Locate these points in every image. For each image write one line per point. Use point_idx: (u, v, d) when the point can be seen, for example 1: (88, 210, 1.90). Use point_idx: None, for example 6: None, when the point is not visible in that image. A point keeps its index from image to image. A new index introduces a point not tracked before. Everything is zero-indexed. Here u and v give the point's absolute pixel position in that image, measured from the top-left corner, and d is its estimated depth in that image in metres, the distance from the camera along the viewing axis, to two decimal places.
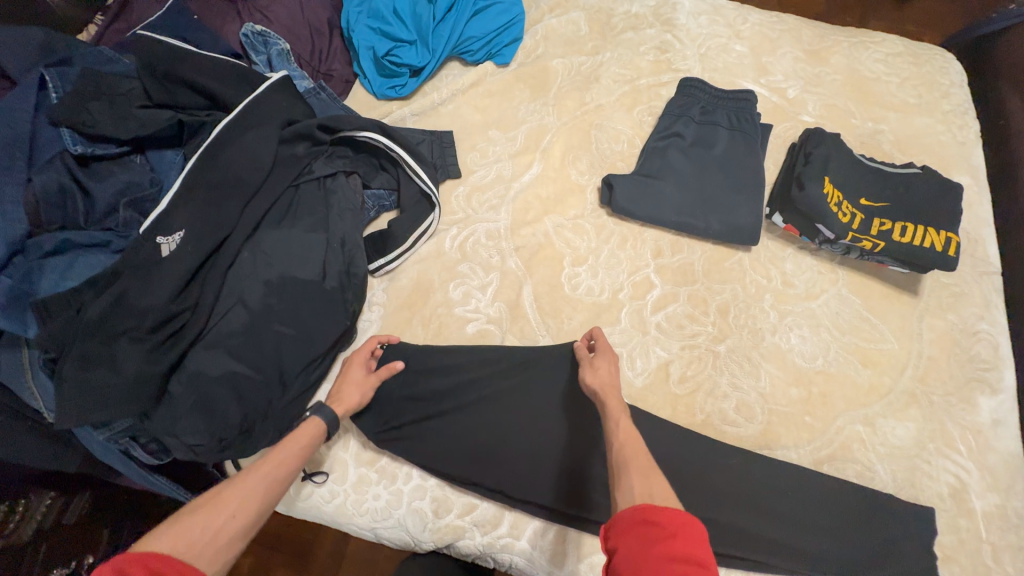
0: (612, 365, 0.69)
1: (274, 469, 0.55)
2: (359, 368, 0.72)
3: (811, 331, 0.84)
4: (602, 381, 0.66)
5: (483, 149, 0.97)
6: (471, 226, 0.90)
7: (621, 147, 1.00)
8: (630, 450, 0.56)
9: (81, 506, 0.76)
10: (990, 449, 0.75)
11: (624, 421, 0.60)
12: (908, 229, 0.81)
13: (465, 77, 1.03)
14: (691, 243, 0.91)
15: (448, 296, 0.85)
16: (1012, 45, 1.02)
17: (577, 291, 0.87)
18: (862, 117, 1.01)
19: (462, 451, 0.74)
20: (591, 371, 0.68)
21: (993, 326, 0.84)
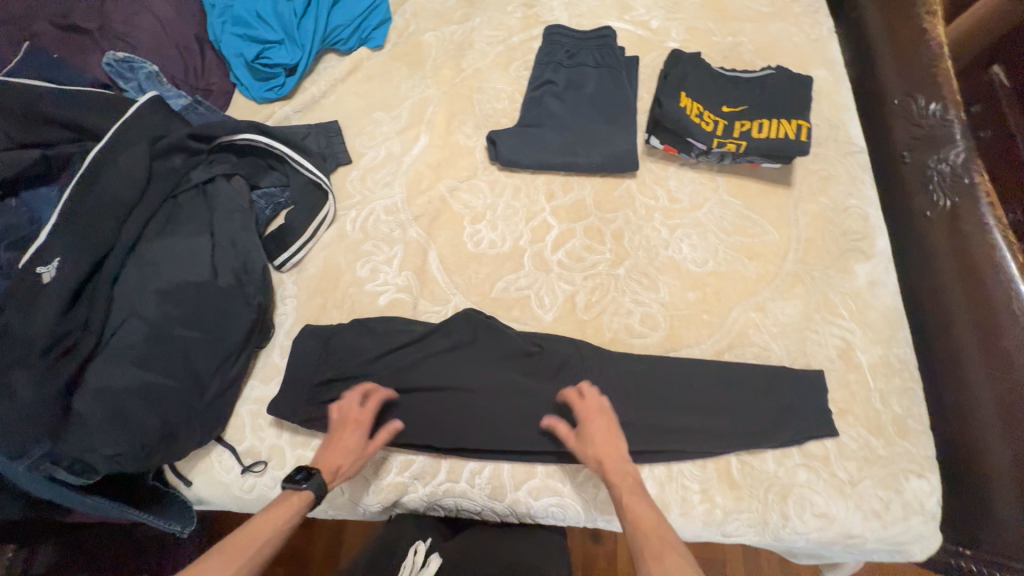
0: (608, 428, 0.71)
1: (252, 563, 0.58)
2: (357, 432, 0.72)
3: (700, 238, 0.89)
4: (602, 450, 0.69)
5: (370, 132, 1.00)
6: (369, 206, 0.93)
7: (503, 104, 1.03)
8: (653, 526, 0.61)
9: None
10: (869, 308, 0.82)
11: (643, 505, 0.64)
12: (765, 125, 0.87)
13: (342, 66, 1.06)
14: (581, 180, 0.95)
15: (356, 275, 0.88)
16: None
17: (480, 246, 0.91)
18: (722, 33, 1.06)
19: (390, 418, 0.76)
20: (590, 441, 0.70)
21: (862, 199, 0.91)
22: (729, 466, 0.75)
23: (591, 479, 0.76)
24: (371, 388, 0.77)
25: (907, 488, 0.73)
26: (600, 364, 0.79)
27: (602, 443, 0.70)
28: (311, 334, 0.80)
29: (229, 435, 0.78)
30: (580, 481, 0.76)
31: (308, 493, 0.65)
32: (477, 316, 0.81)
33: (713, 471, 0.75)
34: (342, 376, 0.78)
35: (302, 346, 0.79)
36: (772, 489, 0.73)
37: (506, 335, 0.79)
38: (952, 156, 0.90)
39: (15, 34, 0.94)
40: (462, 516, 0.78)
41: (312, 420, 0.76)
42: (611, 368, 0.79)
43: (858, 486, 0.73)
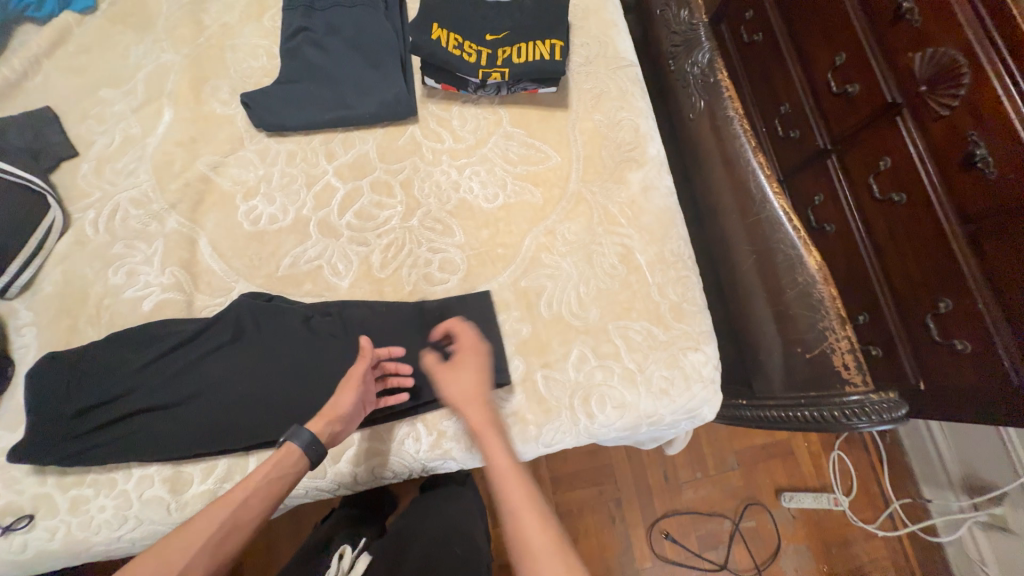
0: (460, 376, 0.70)
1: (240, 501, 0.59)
2: (357, 394, 0.68)
3: (488, 173, 0.89)
4: (460, 391, 0.69)
5: (98, 114, 0.84)
6: (112, 201, 0.80)
7: (261, 61, 0.92)
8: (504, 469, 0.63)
9: None
10: (643, 212, 0.89)
11: (500, 456, 0.64)
12: (524, 49, 0.86)
13: (40, 37, 0.86)
14: (361, 135, 0.89)
15: (109, 283, 0.76)
16: None
17: (258, 223, 0.83)
18: None
19: (179, 429, 0.70)
20: (451, 380, 0.70)
21: (633, 111, 0.96)
22: (536, 384, 0.79)
23: (409, 432, 0.76)
24: (142, 403, 0.70)
25: (686, 362, 0.83)
26: (401, 323, 0.78)
27: (466, 394, 0.69)
28: (52, 363, 0.70)
29: None
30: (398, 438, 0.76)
31: (293, 447, 0.64)
32: (256, 298, 0.77)
33: (522, 393, 0.79)
34: (107, 398, 0.69)
35: (46, 377, 0.69)
36: (576, 394, 0.80)
37: (291, 311, 0.77)
38: (700, 58, 0.97)
39: None
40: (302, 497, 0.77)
41: (75, 453, 0.68)
42: (409, 318, 0.79)
43: (646, 372, 0.81)
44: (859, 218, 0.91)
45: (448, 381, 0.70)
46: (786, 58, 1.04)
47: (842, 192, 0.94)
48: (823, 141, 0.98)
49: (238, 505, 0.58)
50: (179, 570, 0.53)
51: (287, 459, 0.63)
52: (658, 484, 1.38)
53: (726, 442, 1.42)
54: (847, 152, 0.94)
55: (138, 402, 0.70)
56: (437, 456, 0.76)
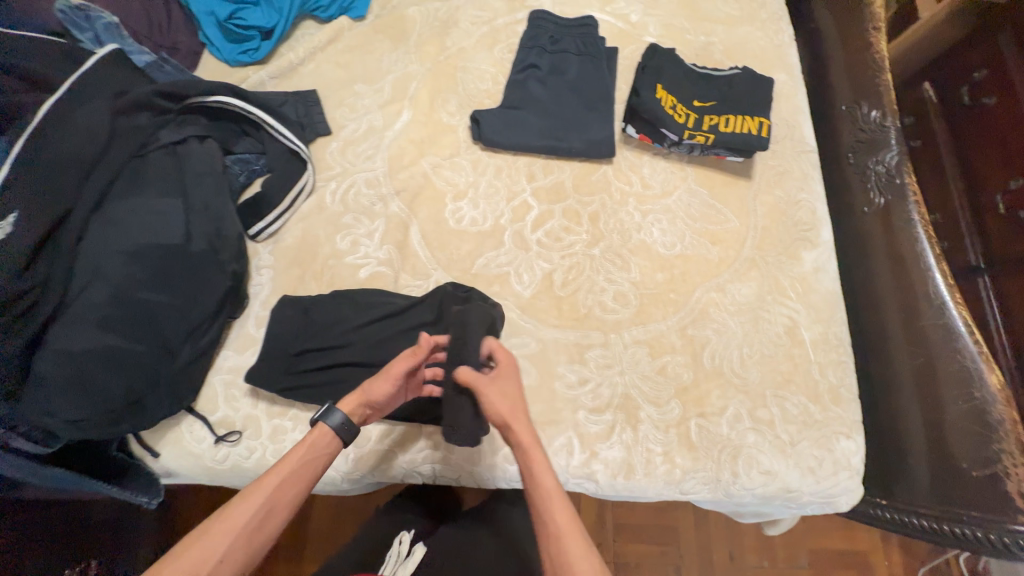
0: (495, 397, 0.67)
1: (268, 497, 0.59)
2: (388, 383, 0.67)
3: (669, 223, 0.96)
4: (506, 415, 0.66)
5: (351, 104, 0.99)
6: (350, 178, 0.92)
7: (487, 85, 1.04)
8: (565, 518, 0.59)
9: None
10: (813, 290, 0.92)
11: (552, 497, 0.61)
12: (732, 120, 0.94)
13: (322, 33, 1.02)
14: (560, 164, 0.99)
15: (336, 247, 0.87)
16: None
17: (461, 223, 0.93)
18: (695, 32, 1.13)
19: None
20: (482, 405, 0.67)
21: (811, 194, 1.00)
22: (689, 431, 0.82)
23: (563, 445, 0.80)
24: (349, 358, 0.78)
25: (837, 448, 0.83)
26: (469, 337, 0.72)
27: (509, 409, 0.67)
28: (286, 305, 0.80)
29: (201, 406, 0.76)
30: (550, 448, 0.80)
31: (323, 427, 0.64)
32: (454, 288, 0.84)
33: (675, 435, 0.81)
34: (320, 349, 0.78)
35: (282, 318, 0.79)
36: (725, 451, 0.81)
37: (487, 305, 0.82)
38: (887, 158, 1.01)
39: None
40: (440, 483, 0.81)
41: (291, 392, 0.76)
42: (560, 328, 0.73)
43: (797, 447, 0.82)
44: (1010, 348, 0.87)
45: (488, 391, 0.67)
46: (948, 170, 1.04)
47: (991, 313, 0.91)
48: (975, 258, 0.96)
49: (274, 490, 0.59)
50: (218, 558, 0.54)
51: (321, 439, 0.64)
52: (725, 562, 1.33)
53: (803, 537, 1.36)
54: (1001, 276, 0.91)
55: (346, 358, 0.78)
56: (582, 474, 0.80)
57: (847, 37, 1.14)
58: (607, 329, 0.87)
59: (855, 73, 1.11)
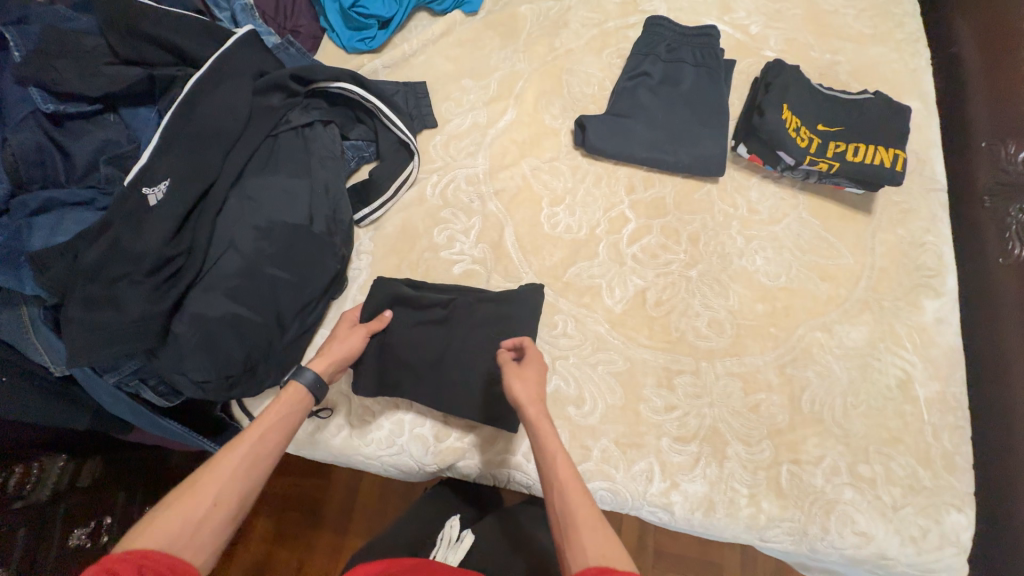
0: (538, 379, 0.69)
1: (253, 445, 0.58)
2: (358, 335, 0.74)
3: (774, 252, 0.90)
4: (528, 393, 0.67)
5: (458, 98, 0.99)
6: (451, 173, 0.93)
7: (592, 90, 1.02)
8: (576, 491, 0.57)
9: (93, 471, 0.79)
10: (933, 344, 0.84)
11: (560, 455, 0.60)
12: (861, 149, 0.87)
13: (435, 26, 1.03)
14: (662, 178, 0.95)
15: (434, 240, 0.88)
16: None
17: (556, 229, 0.91)
18: (820, 50, 1.05)
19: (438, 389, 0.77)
20: (519, 380, 0.69)
21: (938, 237, 0.92)
22: (779, 476, 0.77)
23: (643, 471, 0.78)
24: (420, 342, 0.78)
25: (946, 520, 0.76)
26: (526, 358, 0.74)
27: (530, 395, 0.67)
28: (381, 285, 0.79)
29: None
30: (630, 472, 0.78)
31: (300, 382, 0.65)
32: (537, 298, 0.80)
33: (763, 478, 0.77)
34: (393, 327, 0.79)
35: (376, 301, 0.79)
36: (817, 503, 0.76)
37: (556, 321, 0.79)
38: None
39: None
40: (511, 488, 0.81)
41: (352, 366, 0.77)
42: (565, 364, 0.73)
43: (899, 511, 0.76)
44: None
45: (512, 374, 0.69)
46: None
47: None
48: None
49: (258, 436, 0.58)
50: (208, 503, 0.52)
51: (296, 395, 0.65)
52: None
53: None
54: None
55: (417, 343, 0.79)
56: (659, 504, 0.77)
57: (998, 65, 1.02)
58: (699, 356, 0.83)
59: (1004, 107, 0.99)
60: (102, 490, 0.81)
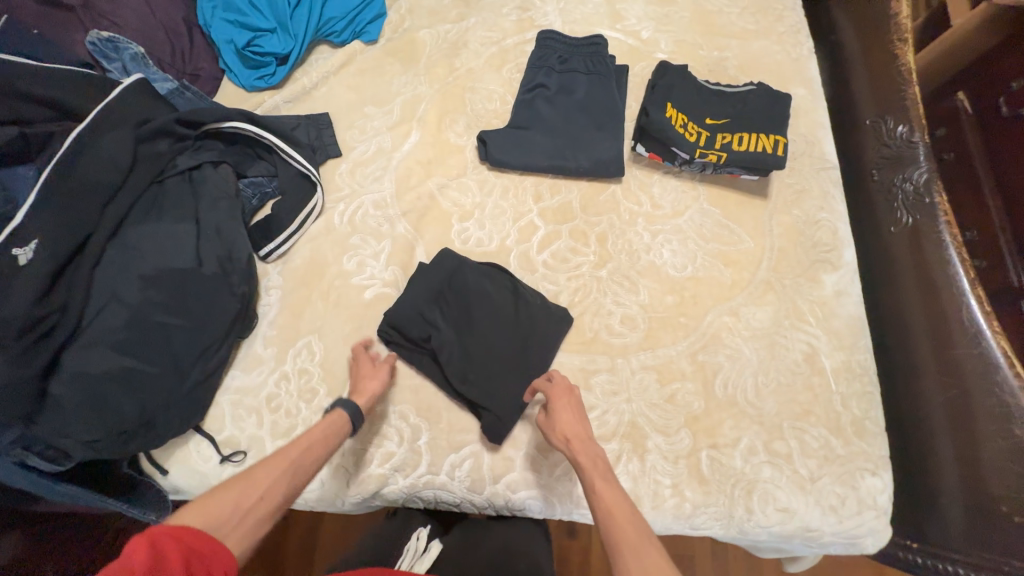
0: (572, 403, 0.72)
1: (296, 456, 0.61)
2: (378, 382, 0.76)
3: (680, 244, 0.93)
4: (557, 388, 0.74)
5: (361, 126, 1.00)
6: (358, 200, 0.93)
7: (495, 105, 1.04)
8: (609, 501, 0.60)
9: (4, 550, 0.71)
10: (834, 316, 0.87)
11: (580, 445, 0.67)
12: (746, 138, 0.91)
13: (335, 57, 1.05)
14: (568, 184, 0.97)
15: (343, 267, 0.88)
16: None
17: (467, 244, 0.93)
18: (708, 47, 1.11)
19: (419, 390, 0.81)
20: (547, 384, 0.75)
21: (833, 213, 0.96)
22: (699, 462, 0.78)
23: (567, 475, 0.78)
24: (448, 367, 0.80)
25: (862, 485, 0.78)
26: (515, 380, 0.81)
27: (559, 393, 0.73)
28: (450, 256, 0.86)
29: (208, 424, 0.77)
30: (554, 477, 0.78)
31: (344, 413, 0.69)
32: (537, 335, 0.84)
33: (684, 467, 0.78)
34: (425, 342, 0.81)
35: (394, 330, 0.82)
36: (738, 485, 0.77)
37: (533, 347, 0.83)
38: (915, 176, 0.95)
39: None
40: (441, 508, 0.80)
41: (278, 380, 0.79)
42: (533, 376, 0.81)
43: (817, 483, 0.77)
44: None
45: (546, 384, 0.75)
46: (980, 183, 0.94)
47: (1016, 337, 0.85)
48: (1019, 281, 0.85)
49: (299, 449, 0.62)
50: (258, 494, 0.55)
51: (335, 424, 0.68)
52: None
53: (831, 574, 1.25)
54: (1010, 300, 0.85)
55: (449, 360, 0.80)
56: (585, 505, 0.77)
57: (870, 48, 1.09)
58: (614, 354, 0.85)
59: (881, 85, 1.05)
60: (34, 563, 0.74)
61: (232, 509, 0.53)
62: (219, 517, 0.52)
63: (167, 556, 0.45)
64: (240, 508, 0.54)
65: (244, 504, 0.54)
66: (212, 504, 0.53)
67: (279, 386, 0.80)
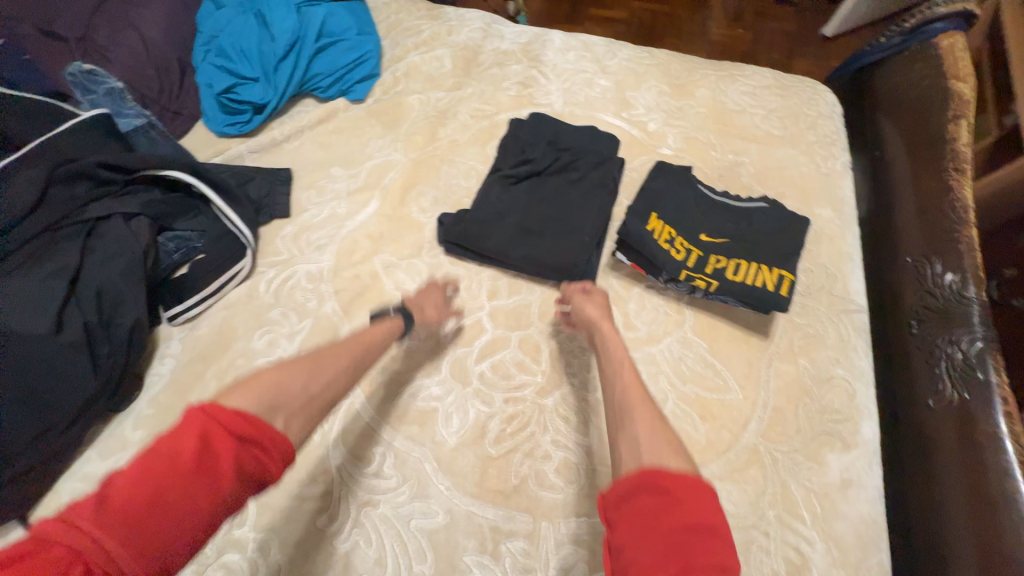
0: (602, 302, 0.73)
1: (358, 348, 0.58)
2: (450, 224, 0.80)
3: (649, 379, 0.76)
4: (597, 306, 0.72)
5: (321, 187, 0.93)
6: (292, 268, 0.84)
7: (470, 183, 0.95)
8: (634, 396, 0.53)
9: None
10: (837, 516, 0.66)
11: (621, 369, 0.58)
12: (742, 267, 0.75)
13: (314, 113, 1.00)
14: (529, 284, 0.84)
15: (250, 345, 0.77)
16: (891, 81, 1.02)
17: (398, 338, 0.80)
18: (722, 149, 0.98)
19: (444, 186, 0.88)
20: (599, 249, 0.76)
21: (851, 370, 0.76)
22: None
23: None
24: (489, 195, 0.86)
25: None
26: (526, 237, 0.82)
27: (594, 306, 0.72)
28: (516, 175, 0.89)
29: (36, 516, 0.65)
30: None
31: (395, 318, 0.69)
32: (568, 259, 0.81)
33: None
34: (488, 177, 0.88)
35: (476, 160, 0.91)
36: None
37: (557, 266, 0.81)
38: (964, 344, 0.75)
39: None
40: None
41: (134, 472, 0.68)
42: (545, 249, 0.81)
43: None
44: None
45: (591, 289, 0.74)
46: None
47: None
48: None
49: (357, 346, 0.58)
50: (290, 422, 0.45)
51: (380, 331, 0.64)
52: None
53: None
54: None
55: (492, 193, 0.86)
56: None
57: (921, 171, 0.90)
58: (538, 514, 0.67)
59: (930, 219, 0.86)
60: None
61: (266, 414, 0.43)
62: (239, 421, 0.41)
63: (220, 435, 0.39)
64: (274, 431, 0.43)
65: (269, 409, 0.43)
66: (257, 385, 0.44)
67: None
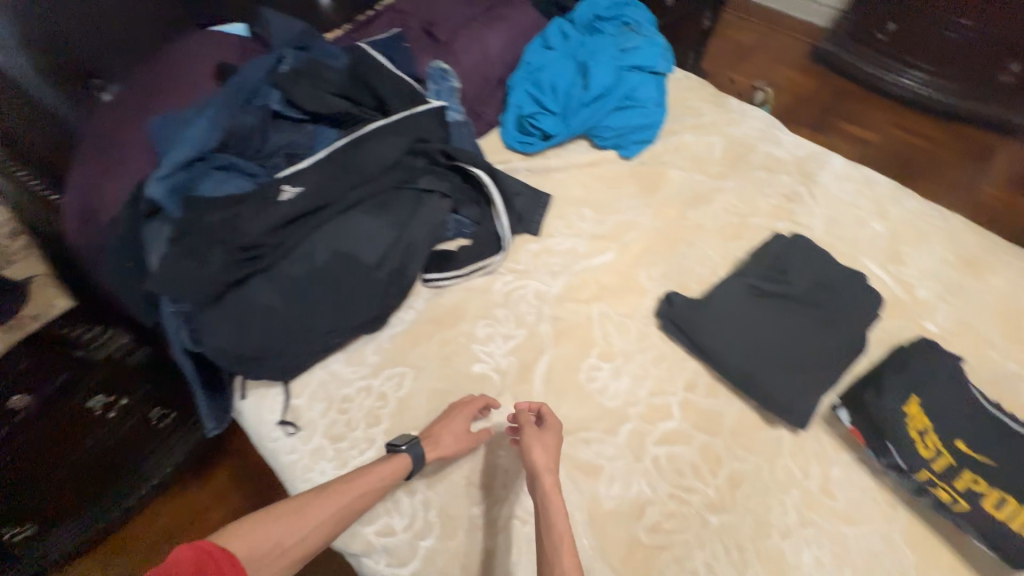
0: (553, 440, 0.70)
1: (353, 501, 0.66)
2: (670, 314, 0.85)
3: (831, 558, 0.69)
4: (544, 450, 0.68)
5: (570, 220, 1.03)
6: (525, 280, 0.95)
7: (703, 271, 0.97)
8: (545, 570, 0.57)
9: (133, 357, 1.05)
10: None
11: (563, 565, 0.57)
12: (1009, 505, 0.65)
13: (586, 157, 1.13)
14: (731, 394, 0.83)
15: (473, 330, 0.89)
16: None
17: (590, 383, 0.84)
18: (1003, 352, 0.85)
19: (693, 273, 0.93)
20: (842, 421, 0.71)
21: None
22: None
23: None
24: (734, 296, 0.86)
25: None
26: (756, 351, 0.81)
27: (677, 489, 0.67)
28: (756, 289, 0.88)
29: (293, 385, 0.83)
30: None
31: (404, 454, 0.71)
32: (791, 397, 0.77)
33: None
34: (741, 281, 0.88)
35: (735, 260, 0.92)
36: None
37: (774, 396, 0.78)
38: None
39: (395, 22, 1.25)
40: None
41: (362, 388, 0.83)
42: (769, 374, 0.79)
43: None
44: None
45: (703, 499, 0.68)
46: None
47: None
48: None
49: (347, 505, 0.66)
50: (280, 540, 0.61)
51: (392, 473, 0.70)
52: None
53: None
54: None
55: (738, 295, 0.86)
56: None
57: None
58: None
59: None
60: (109, 413, 1.04)
61: (265, 550, 0.60)
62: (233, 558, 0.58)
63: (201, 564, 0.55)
64: (271, 554, 0.60)
65: (273, 541, 0.61)
66: (251, 535, 0.60)
67: (359, 394, 0.82)
